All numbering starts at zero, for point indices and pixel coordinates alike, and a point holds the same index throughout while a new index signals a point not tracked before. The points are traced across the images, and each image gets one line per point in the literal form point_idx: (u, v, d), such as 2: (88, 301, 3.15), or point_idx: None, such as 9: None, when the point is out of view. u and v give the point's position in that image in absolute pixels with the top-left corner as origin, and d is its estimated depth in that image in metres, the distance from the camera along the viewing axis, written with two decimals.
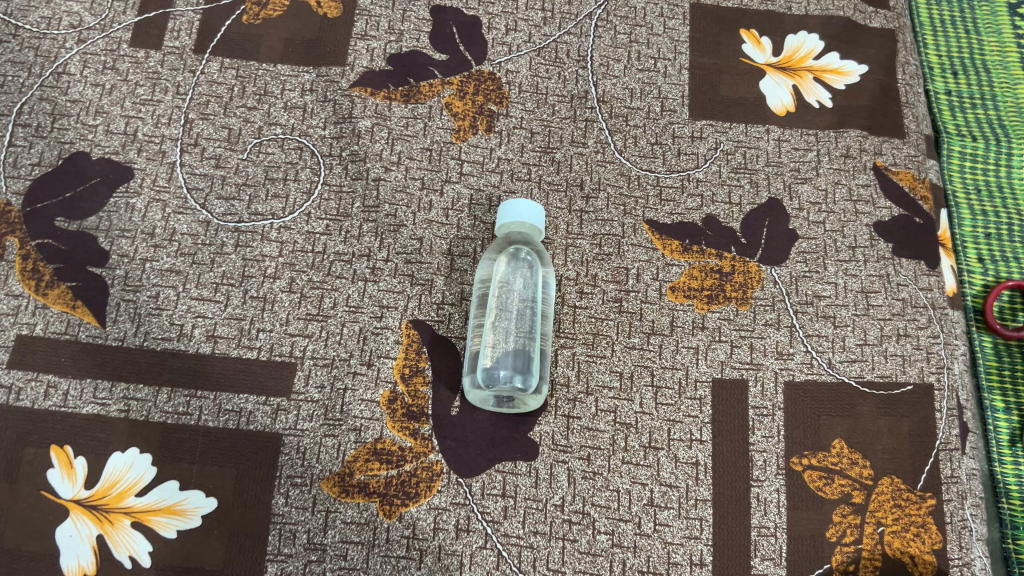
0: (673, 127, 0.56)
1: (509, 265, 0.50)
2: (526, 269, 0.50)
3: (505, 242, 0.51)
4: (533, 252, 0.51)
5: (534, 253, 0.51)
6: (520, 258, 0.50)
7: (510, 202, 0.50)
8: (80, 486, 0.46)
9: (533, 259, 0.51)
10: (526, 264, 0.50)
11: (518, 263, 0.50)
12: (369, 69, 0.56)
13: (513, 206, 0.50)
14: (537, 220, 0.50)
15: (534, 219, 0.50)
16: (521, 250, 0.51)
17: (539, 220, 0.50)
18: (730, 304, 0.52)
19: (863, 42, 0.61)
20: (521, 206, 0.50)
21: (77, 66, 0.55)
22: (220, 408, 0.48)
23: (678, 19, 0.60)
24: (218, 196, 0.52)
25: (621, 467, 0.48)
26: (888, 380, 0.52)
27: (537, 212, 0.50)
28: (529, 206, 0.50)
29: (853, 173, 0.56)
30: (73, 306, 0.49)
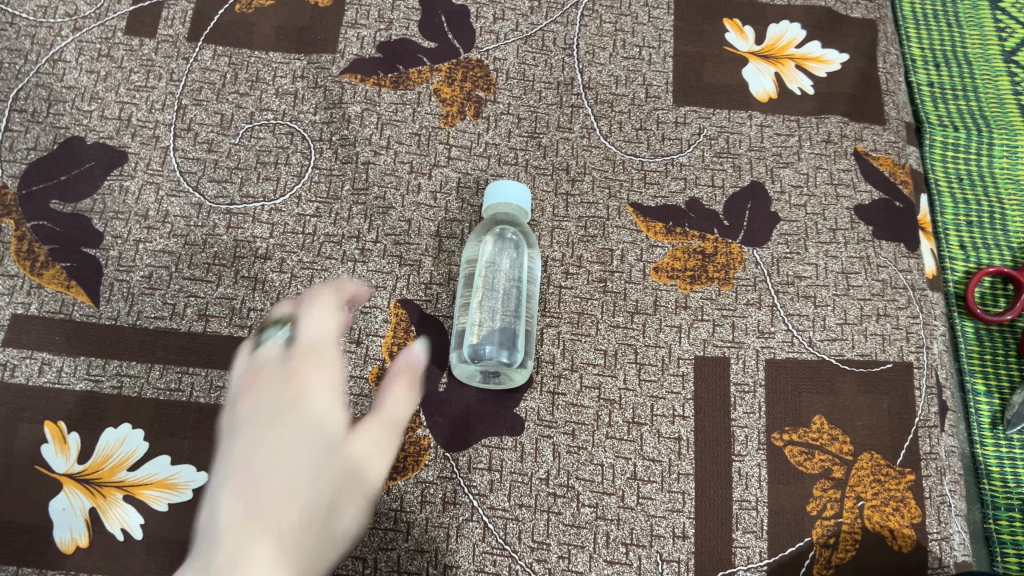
0: (658, 113, 0.57)
1: (496, 245, 0.51)
2: (512, 249, 0.51)
3: (491, 223, 0.52)
4: (519, 234, 0.52)
5: (520, 235, 0.52)
6: (506, 239, 0.52)
7: (498, 183, 0.51)
8: (74, 460, 0.47)
9: (520, 240, 0.52)
10: (512, 244, 0.51)
11: (504, 244, 0.51)
12: (359, 57, 0.57)
13: (500, 186, 0.51)
14: (524, 200, 0.51)
15: (521, 200, 0.51)
16: (507, 232, 0.52)
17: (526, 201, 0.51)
18: (712, 285, 0.53)
19: (844, 32, 0.62)
20: (507, 187, 0.51)
21: (72, 53, 0.56)
22: (211, 384, 0.49)
23: (662, 9, 0.61)
24: (210, 179, 0.53)
25: (605, 441, 0.49)
26: (867, 359, 0.53)
27: (524, 193, 0.51)
28: (517, 187, 0.51)
29: (834, 158, 0.58)
30: (68, 285, 0.50)
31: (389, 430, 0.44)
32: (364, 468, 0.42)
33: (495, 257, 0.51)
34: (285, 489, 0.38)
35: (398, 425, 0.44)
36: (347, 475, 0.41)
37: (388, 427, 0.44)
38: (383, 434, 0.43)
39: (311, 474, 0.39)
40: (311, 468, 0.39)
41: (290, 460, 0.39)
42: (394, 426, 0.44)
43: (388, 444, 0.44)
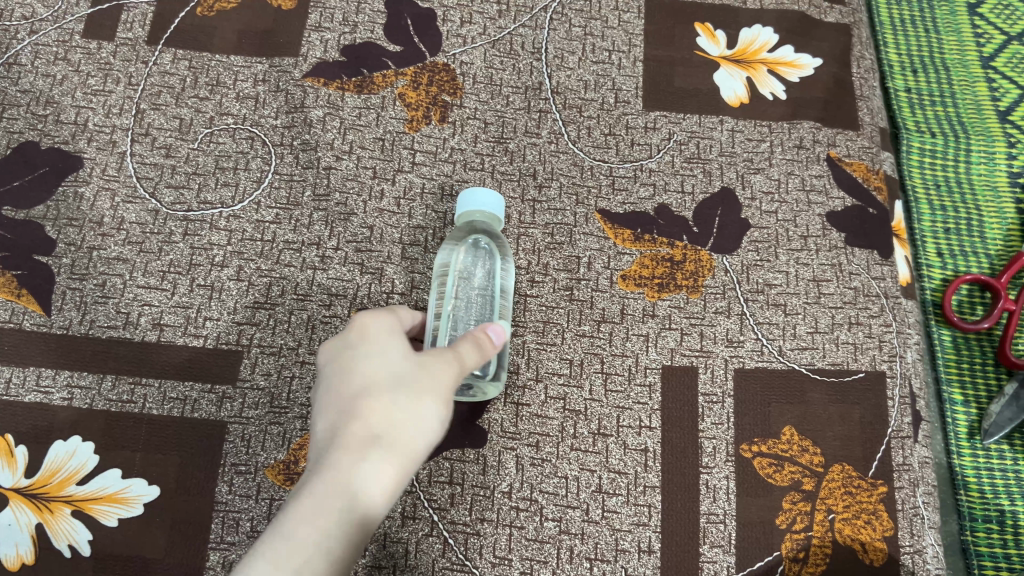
0: (627, 118, 0.56)
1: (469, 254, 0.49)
2: (487, 257, 0.49)
3: (466, 231, 0.51)
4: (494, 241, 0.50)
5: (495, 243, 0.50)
6: (480, 246, 0.50)
7: (473, 190, 0.49)
8: (21, 474, 0.46)
9: (495, 248, 0.50)
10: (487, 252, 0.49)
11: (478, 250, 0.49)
12: (322, 61, 0.56)
13: (475, 193, 0.49)
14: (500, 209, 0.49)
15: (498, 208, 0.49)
16: (482, 239, 0.50)
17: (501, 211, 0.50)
18: (681, 292, 0.52)
19: (818, 36, 0.61)
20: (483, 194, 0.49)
21: (28, 57, 0.55)
22: (165, 395, 0.48)
23: (633, 13, 0.60)
24: (167, 185, 0.52)
25: (570, 453, 0.48)
26: (839, 368, 0.52)
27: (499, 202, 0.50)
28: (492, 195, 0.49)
29: (806, 164, 0.57)
30: (18, 294, 0.49)
31: (457, 371, 0.39)
32: (430, 388, 0.38)
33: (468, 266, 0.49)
34: (357, 410, 0.37)
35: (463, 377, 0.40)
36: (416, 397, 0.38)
37: (452, 367, 0.39)
38: (441, 366, 0.39)
39: (369, 392, 0.38)
40: (374, 384, 0.38)
41: (354, 387, 0.38)
42: (464, 370, 0.39)
43: (457, 378, 0.39)
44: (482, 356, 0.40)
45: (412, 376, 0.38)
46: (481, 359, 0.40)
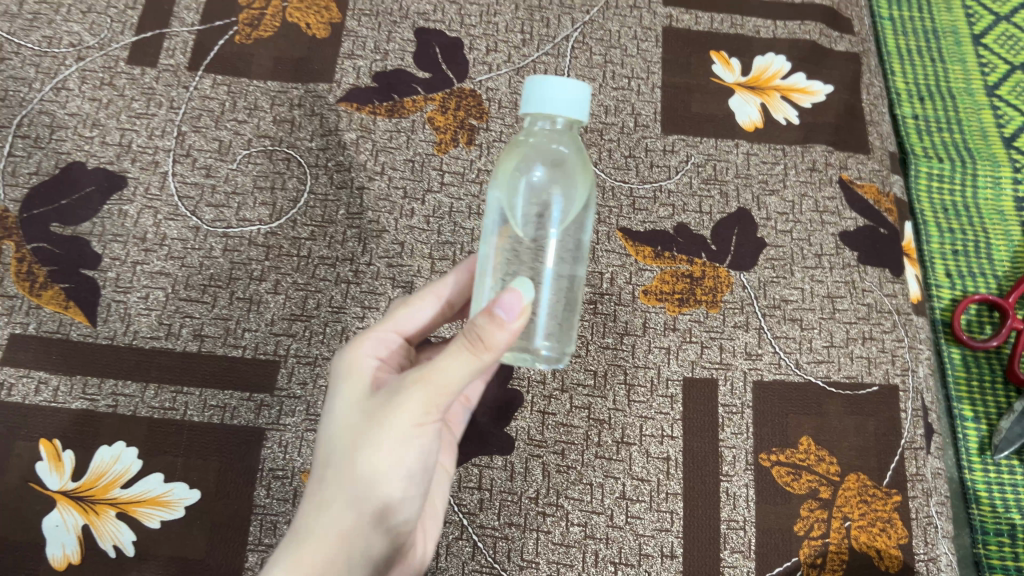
0: (646, 142, 0.59)
1: (541, 169, 0.40)
2: (564, 177, 0.40)
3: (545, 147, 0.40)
4: (578, 145, 0.40)
5: (578, 150, 0.40)
6: (558, 157, 0.40)
7: (546, 82, 0.37)
8: (68, 478, 0.47)
9: (578, 157, 0.40)
10: (566, 166, 0.40)
11: (554, 166, 0.40)
12: (355, 86, 0.59)
13: (546, 88, 0.37)
14: (582, 112, 0.38)
15: (582, 109, 0.38)
16: (562, 144, 0.40)
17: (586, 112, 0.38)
18: (700, 307, 0.54)
19: (828, 64, 0.64)
20: (556, 94, 0.37)
21: (75, 81, 0.57)
22: (205, 403, 0.50)
23: (651, 42, 0.63)
24: (208, 204, 0.55)
25: (594, 461, 0.50)
26: (853, 381, 0.54)
27: (583, 98, 0.38)
28: (572, 87, 0.37)
29: (819, 185, 0.59)
30: (66, 306, 0.51)
31: (432, 393, 0.34)
32: (391, 422, 0.35)
33: (533, 191, 0.40)
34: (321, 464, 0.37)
35: (453, 391, 0.34)
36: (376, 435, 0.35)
37: (420, 390, 0.34)
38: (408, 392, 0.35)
39: (333, 443, 0.37)
40: (339, 432, 0.37)
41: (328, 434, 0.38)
42: (438, 389, 0.34)
43: (431, 402, 0.34)
44: (472, 357, 0.34)
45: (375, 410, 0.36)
46: (469, 366, 0.34)
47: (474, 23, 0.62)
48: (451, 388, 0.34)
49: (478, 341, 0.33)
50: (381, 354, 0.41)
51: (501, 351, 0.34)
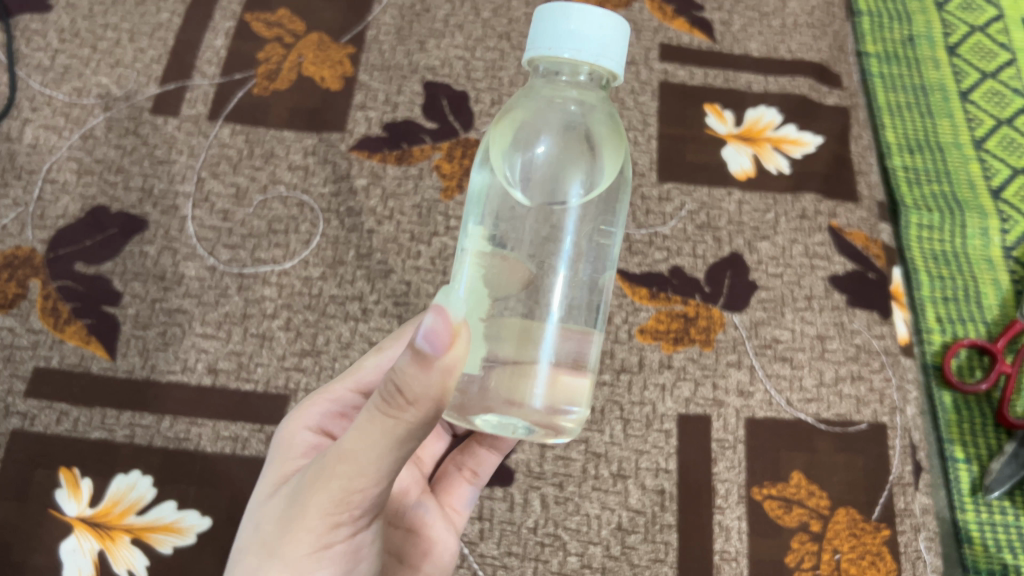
0: (643, 189, 0.61)
1: (547, 141, 0.38)
2: (575, 151, 0.38)
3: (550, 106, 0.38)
4: (603, 109, 0.38)
5: (601, 114, 0.38)
6: (571, 125, 0.38)
7: (565, 5, 0.34)
8: (85, 504, 0.50)
9: (601, 124, 0.38)
10: (580, 136, 0.38)
11: (564, 136, 0.38)
12: (366, 135, 0.62)
13: (561, 10, 0.34)
14: (593, 49, 0.34)
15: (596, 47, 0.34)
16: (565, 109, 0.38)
17: (601, 52, 0.34)
18: (694, 345, 0.56)
19: (819, 117, 0.67)
20: (566, 21, 0.34)
21: (102, 130, 0.61)
22: (218, 434, 0.52)
23: (647, 95, 0.66)
24: (224, 245, 0.57)
25: (592, 493, 0.52)
26: (843, 419, 0.55)
27: (603, 37, 0.34)
28: (592, 17, 0.34)
29: (809, 232, 0.61)
30: (88, 341, 0.54)
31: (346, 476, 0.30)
32: (312, 511, 0.31)
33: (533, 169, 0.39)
34: (252, 544, 0.34)
35: (373, 472, 0.30)
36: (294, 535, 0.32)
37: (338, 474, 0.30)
38: (322, 482, 0.31)
39: (265, 524, 0.33)
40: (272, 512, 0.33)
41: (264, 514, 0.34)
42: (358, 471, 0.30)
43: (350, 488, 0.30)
44: (392, 423, 0.29)
45: (293, 506, 0.32)
46: (385, 443, 0.29)
47: (479, 77, 0.65)
48: (369, 474, 0.30)
49: (397, 399, 0.28)
50: (324, 421, 0.42)
51: (426, 411, 0.28)
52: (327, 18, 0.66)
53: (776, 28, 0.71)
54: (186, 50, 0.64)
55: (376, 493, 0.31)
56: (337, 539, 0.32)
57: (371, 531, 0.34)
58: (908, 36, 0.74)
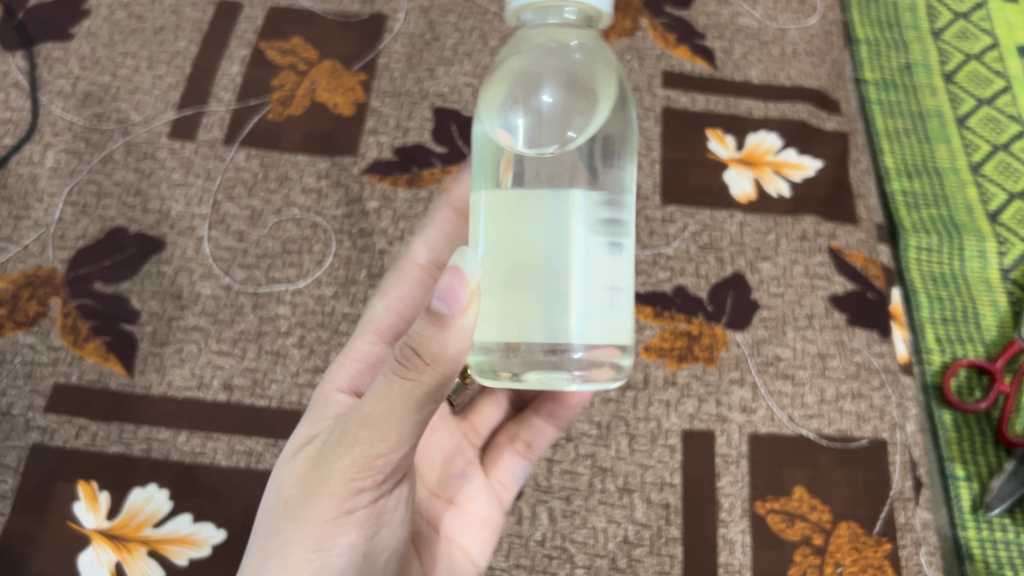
0: (646, 212, 0.63)
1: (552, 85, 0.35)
2: (580, 94, 0.35)
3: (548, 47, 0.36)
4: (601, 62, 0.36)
5: (600, 66, 0.36)
6: (572, 72, 0.35)
7: None
8: (103, 517, 0.51)
9: (601, 73, 0.36)
10: (582, 82, 0.35)
11: (567, 81, 0.35)
12: (377, 159, 0.64)
13: None
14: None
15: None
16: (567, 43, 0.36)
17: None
18: (698, 363, 0.58)
19: (818, 141, 0.68)
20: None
21: (121, 154, 0.62)
22: (232, 449, 0.53)
23: (650, 121, 0.68)
24: (239, 265, 0.59)
25: (598, 507, 0.53)
26: (844, 435, 0.57)
27: None
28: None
29: (809, 253, 0.63)
30: (106, 358, 0.55)
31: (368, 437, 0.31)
32: (338, 470, 0.32)
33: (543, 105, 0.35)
34: (288, 498, 0.35)
35: (396, 432, 0.31)
36: (321, 499, 0.33)
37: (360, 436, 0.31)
38: (347, 447, 0.32)
39: (299, 480, 0.35)
40: (307, 469, 0.35)
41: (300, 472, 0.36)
42: (379, 433, 0.31)
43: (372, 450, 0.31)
44: (409, 385, 0.29)
45: (321, 471, 0.33)
46: (405, 406, 0.30)
47: None
48: (390, 437, 0.31)
49: (415, 360, 0.29)
50: (356, 380, 0.44)
51: (444, 372, 0.29)
52: (339, 46, 0.68)
53: (776, 56, 0.73)
54: (203, 77, 0.66)
55: (397, 456, 0.32)
56: (359, 503, 0.33)
57: (395, 496, 0.35)
58: (906, 64, 0.75)
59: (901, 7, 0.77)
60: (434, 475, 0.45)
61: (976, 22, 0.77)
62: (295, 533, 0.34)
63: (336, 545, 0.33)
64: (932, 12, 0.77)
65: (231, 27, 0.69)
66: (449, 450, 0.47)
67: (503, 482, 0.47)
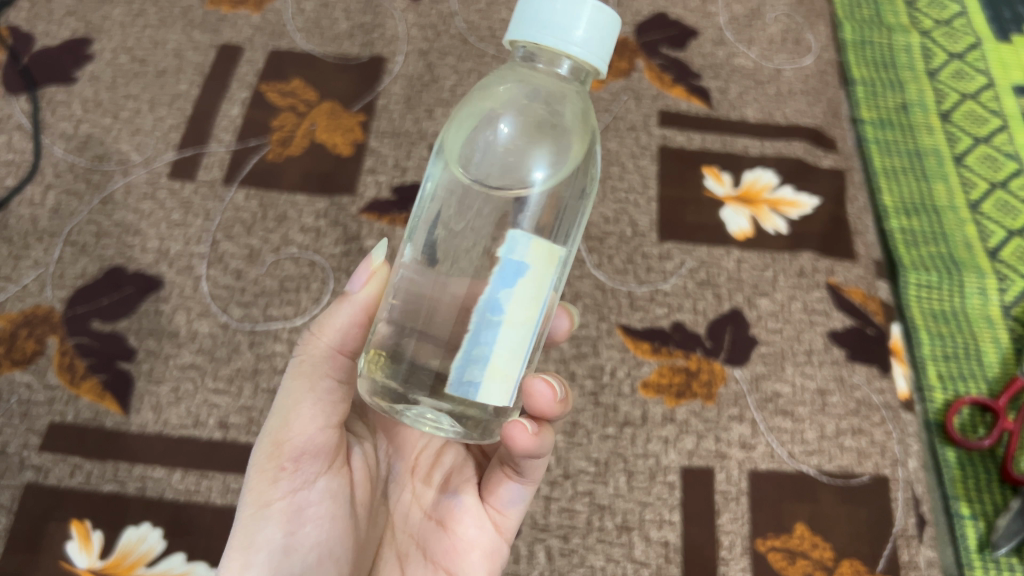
0: (643, 248, 0.63)
1: (511, 121, 0.38)
2: (539, 130, 0.37)
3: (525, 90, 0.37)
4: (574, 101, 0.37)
5: (572, 106, 0.37)
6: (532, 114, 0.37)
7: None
8: (95, 556, 0.50)
9: (571, 117, 0.38)
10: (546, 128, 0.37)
11: (528, 121, 0.37)
12: (377, 198, 0.64)
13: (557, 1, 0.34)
14: (573, 45, 0.34)
15: (558, 35, 0.34)
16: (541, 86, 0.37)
17: (564, 42, 0.34)
18: (696, 399, 0.57)
19: (815, 178, 0.69)
20: (547, 3, 0.34)
21: (121, 195, 0.63)
22: (228, 487, 0.53)
23: (647, 159, 0.68)
24: (237, 303, 0.59)
25: (596, 545, 0.53)
26: (845, 471, 0.56)
27: (584, 41, 0.34)
28: (579, 12, 0.34)
29: (807, 289, 0.63)
30: (102, 396, 0.55)
31: (276, 425, 0.40)
32: (259, 463, 0.40)
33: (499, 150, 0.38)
34: None
35: (298, 415, 0.40)
36: (250, 494, 0.39)
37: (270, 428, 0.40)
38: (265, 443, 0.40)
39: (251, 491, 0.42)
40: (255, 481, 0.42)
41: None
42: (285, 418, 0.40)
43: (279, 434, 0.40)
44: (305, 366, 0.40)
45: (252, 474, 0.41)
46: (300, 383, 0.40)
47: None
48: (293, 421, 0.40)
49: (309, 342, 0.41)
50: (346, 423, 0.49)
51: (327, 345, 0.40)
52: (339, 88, 0.69)
53: (772, 95, 0.73)
54: (204, 119, 0.67)
55: (302, 438, 0.39)
56: (277, 494, 0.39)
57: (318, 492, 0.40)
58: (902, 104, 0.75)
59: (896, 49, 0.78)
60: (431, 496, 0.45)
61: (971, 62, 0.78)
62: (231, 537, 0.39)
63: (261, 539, 0.38)
64: (927, 54, 0.78)
65: (232, 70, 0.70)
66: (452, 467, 0.46)
67: (500, 509, 0.44)
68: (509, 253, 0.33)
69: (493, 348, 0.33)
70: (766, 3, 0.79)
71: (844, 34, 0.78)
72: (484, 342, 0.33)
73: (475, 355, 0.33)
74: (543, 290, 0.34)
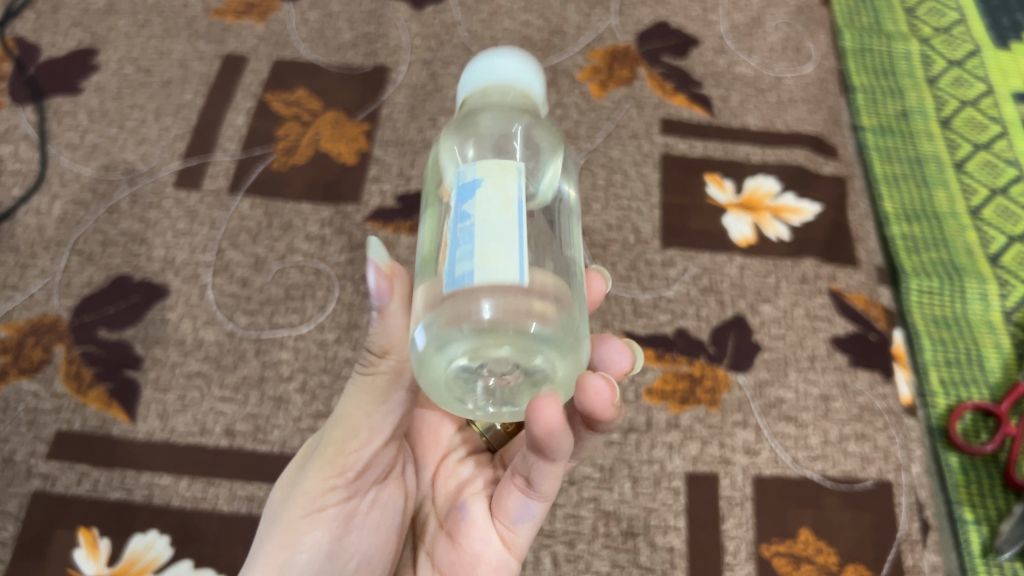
0: (646, 255, 0.64)
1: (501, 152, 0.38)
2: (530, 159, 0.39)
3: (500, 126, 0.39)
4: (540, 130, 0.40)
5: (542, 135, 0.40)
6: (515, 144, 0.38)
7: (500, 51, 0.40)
8: (102, 564, 0.50)
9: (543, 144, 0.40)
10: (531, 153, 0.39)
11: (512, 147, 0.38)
12: (381, 207, 0.65)
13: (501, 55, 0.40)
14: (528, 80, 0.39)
15: (519, 78, 0.39)
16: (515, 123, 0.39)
17: (523, 80, 0.39)
18: (700, 405, 0.58)
19: (817, 185, 0.69)
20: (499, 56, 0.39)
21: (127, 204, 0.63)
22: (234, 494, 0.53)
23: (649, 167, 0.68)
24: (243, 311, 0.59)
25: (602, 551, 0.53)
26: (849, 476, 0.56)
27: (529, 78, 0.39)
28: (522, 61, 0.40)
29: (810, 295, 0.63)
30: (108, 405, 0.55)
31: (342, 433, 0.40)
32: (319, 468, 0.41)
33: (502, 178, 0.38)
34: (287, 485, 0.44)
35: (366, 428, 0.40)
36: (303, 495, 0.41)
37: (334, 436, 0.40)
38: (327, 449, 0.40)
39: (293, 476, 0.43)
40: (299, 466, 0.43)
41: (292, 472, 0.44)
42: (351, 429, 0.40)
43: (344, 445, 0.40)
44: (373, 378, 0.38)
45: (307, 469, 0.41)
46: (369, 397, 0.39)
47: None
48: (361, 433, 0.40)
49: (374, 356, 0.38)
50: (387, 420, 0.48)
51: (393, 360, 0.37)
52: (343, 97, 0.70)
53: (773, 103, 0.74)
54: (209, 128, 0.67)
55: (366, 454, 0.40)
56: (331, 501, 0.41)
57: (367, 502, 0.42)
58: (902, 111, 0.75)
59: (896, 56, 0.78)
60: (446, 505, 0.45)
61: (971, 69, 0.78)
62: (274, 533, 0.41)
63: (306, 539, 0.40)
64: (927, 61, 0.78)
65: (237, 79, 0.70)
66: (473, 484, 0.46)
67: (507, 524, 0.42)
68: (461, 180, 0.33)
69: (476, 243, 0.30)
70: (765, 11, 0.80)
71: (844, 41, 0.79)
72: (465, 242, 0.31)
73: (462, 254, 0.30)
74: (510, 191, 0.32)
